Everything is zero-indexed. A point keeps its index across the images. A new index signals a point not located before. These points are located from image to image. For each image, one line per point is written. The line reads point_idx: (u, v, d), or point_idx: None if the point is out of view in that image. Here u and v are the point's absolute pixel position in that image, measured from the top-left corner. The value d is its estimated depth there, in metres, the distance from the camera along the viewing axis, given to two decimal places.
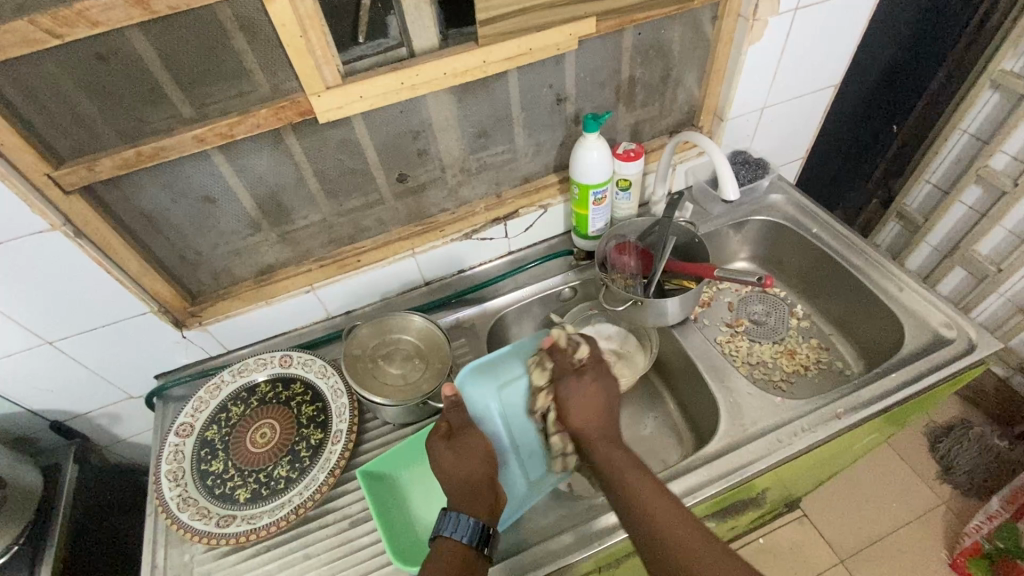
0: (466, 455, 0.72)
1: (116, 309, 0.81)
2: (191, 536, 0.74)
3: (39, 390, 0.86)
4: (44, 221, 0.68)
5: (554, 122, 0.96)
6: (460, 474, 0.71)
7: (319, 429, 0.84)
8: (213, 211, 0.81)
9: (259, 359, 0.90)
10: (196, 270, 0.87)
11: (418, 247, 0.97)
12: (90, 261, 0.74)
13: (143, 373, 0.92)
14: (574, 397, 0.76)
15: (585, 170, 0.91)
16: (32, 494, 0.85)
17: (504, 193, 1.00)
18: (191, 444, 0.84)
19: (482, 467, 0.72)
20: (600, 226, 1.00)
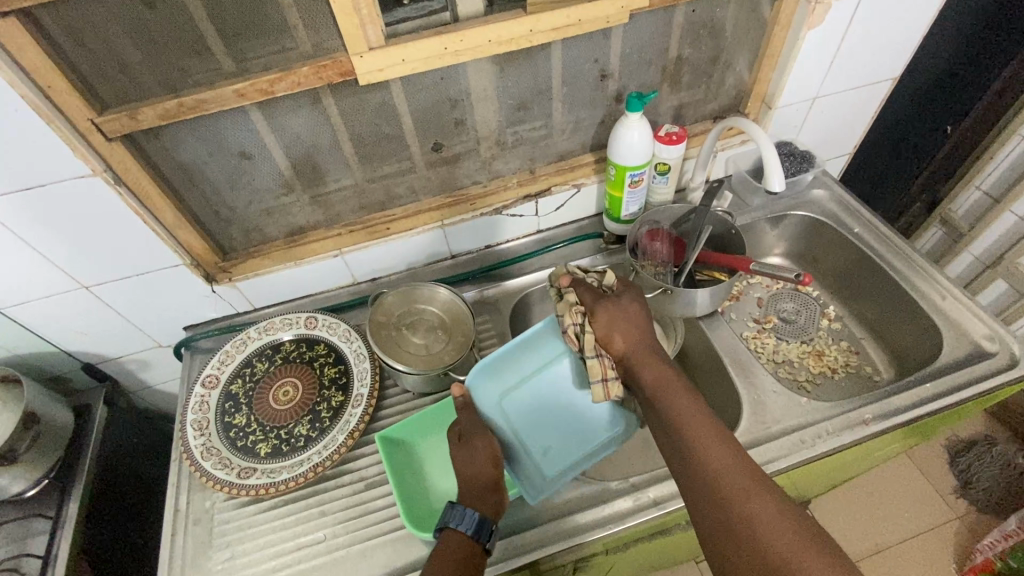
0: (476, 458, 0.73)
1: (151, 259, 0.82)
2: (213, 484, 0.76)
3: (74, 332, 0.88)
4: (86, 166, 0.68)
5: (595, 98, 0.93)
6: (465, 471, 0.72)
7: (340, 391, 0.86)
8: (248, 169, 0.81)
9: (284, 319, 0.92)
10: (228, 226, 0.87)
11: (447, 219, 0.96)
12: (128, 209, 0.74)
13: (173, 323, 0.94)
14: (621, 318, 0.77)
15: (624, 152, 0.88)
16: (64, 431, 0.88)
17: (537, 169, 0.98)
18: (216, 395, 0.86)
19: (486, 469, 0.72)
20: (634, 210, 0.97)
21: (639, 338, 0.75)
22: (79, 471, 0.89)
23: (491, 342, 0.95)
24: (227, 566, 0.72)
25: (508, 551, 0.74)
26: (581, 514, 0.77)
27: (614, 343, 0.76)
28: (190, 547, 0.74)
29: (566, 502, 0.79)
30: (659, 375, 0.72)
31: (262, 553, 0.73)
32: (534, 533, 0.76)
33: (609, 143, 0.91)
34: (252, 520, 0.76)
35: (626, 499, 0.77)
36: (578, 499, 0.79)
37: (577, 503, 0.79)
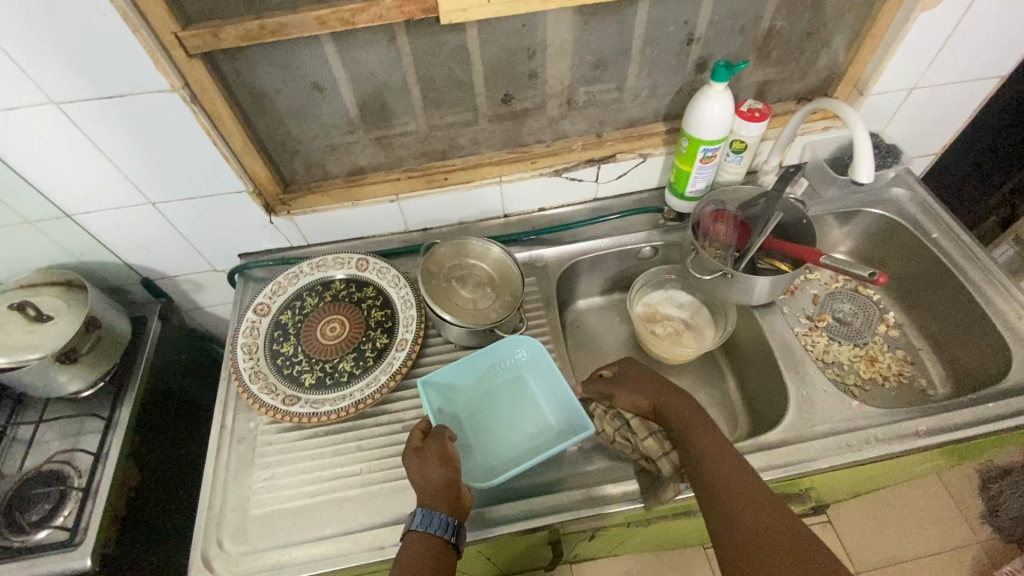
0: (428, 466, 0.69)
1: (216, 182, 0.83)
2: (258, 406, 0.79)
3: (137, 246, 0.91)
4: (165, 81, 0.68)
5: (678, 64, 0.88)
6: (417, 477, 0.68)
7: (385, 334, 0.87)
8: (317, 102, 0.80)
9: (336, 257, 0.93)
10: (292, 158, 0.88)
11: (506, 176, 0.94)
12: (200, 129, 0.75)
13: (230, 249, 0.96)
14: (635, 378, 0.79)
15: (701, 124, 0.84)
16: (121, 339, 0.91)
17: (604, 134, 0.95)
18: (267, 323, 0.88)
19: (439, 472, 0.68)
20: (701, 187, 0.94)
21: (652, 392, 0.76)
22: (131, 380, 0.93)
23: (536, 306, 0.94)
24: (266, 483, 0.75)
25: (531, 510, 0.75)
26: (611, 484, 0.77)
27: (638, 403, 0.77)
28: (233, 462, 0.77)
29: (597, 471, 0.79)
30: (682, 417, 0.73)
31: (299, 476, 0.76)
32: (560, 497, 0.76)
33: (686, 112, 0.87)
34: (292, 445, 0.79)
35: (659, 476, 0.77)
36: (609, 470, 0.78)
37: (608, 474, 0.79)
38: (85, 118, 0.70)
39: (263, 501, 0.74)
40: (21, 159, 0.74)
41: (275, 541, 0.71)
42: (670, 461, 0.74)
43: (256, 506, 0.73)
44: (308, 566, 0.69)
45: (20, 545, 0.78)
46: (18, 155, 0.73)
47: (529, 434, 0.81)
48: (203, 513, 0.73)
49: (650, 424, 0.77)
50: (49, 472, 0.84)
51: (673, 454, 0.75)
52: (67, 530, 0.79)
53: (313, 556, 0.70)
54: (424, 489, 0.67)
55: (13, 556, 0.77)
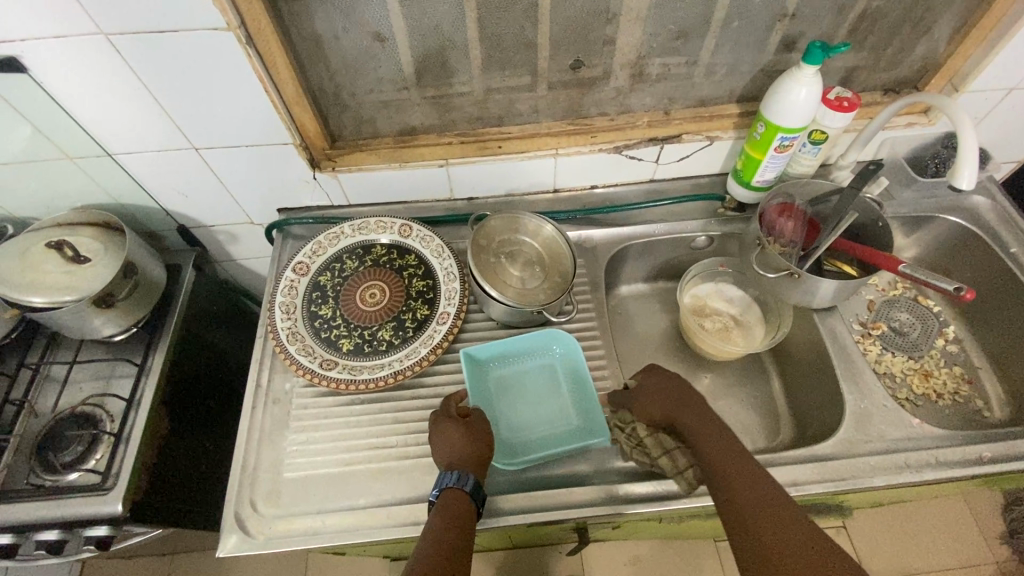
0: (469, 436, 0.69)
1: (263, 133, 0.79)
2: (295, 368, 0.77)
3: (176, 193, 0.88)
4: (221, 18, 0.63)
5: (765, 41, 0.80)
6: (459, 444, 0.68)
7: (426, 305, 0.85)
8: (375, 55, 0.74)
9: (379, 221, 0.89)
10: (342, 113, 0.83)
11: (562, 148, 0.88)
12: (253, 74, 0.70)
13: (270, 203, 0.92)
14: (651, 385, 0.74)
15: (783, 108, 0.78)
16: (156, 287, 0.89)
17: (672, 112, 0.88)
18: (305, 284, 0.85)
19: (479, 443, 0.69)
20: (769, 177, 0.88)
21: (661, 405, 0.72)
22: (165, 328, 0.91)
23: (582, 288, 0.90)
24: (299, 447, 0.74)
25: (568, 504, 0.70)
26: (641, 483, 0.71)
27: (657, 413, 0.72)
28: (267, 422, 0.76)
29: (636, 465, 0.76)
30: (693, 422, 0.69)
31: (332, 443, 0.74)
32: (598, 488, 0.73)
33: (768, 94, 0.81)
34: (326, 411, 0.77)
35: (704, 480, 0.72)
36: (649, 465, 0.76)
37: (646, 471, 0.73)
38: (133, 53, 0.66)
39: (296, 466, 0.73)
40: (65, 91, 0.70)
41: (307, 506, 0.70)
42: (685, 478, 0.69)
43: (290, 469, 0.72)
44: (338, 535, 0.68)
45: (52, 485, 0.78)
46: (63, 88, 0.70)
47: (556, 427, 0.77)
48: (236, 472, 0.71)
49: (664, 441, 0.71)
50: (81, 414, 0.84)
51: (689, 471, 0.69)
52: (98, 474, 0.80)
53: (343, 525, 0.69)
54: (464, 454, 0.67)
55: (46, 495, 0.77)
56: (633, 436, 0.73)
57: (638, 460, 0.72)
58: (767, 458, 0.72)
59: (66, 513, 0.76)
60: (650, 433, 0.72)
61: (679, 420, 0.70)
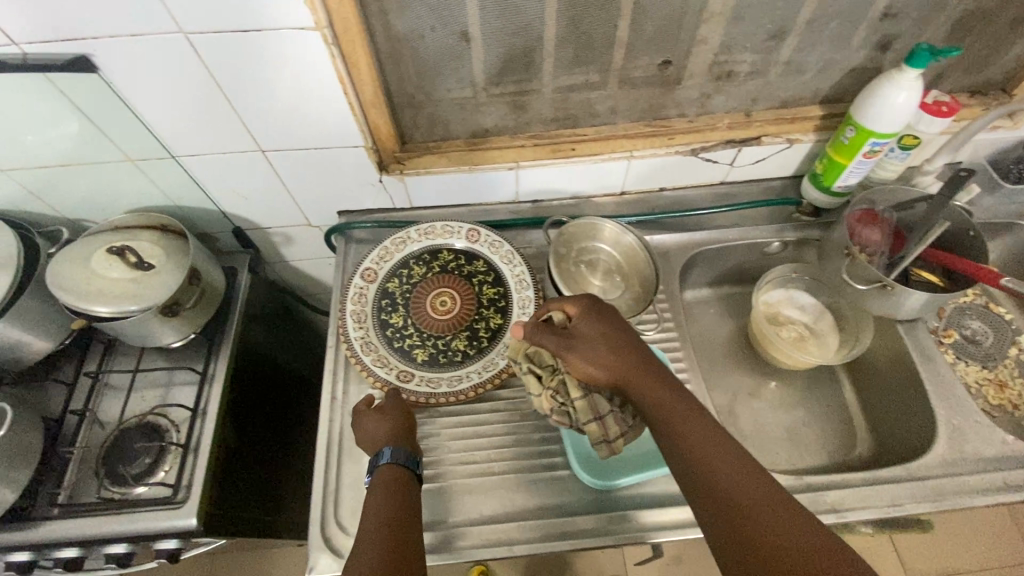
0: (387, 418, 0.69)
1: (335, 135, 0.76)
2: (373, 381, 0.75)
3: (237, 195, 0.85)
4: (311, 18, 0.59)
5: (860, 40, 0.77)
6: (379, 430, 0.67)
7: (499, 314, 0.82)
8: (460, 54, 0.70)
9: (447, 226, 0.86)
10: (416, 114, 0.79)
11: (637, 151, 0.85)
12: (334, 75, 0.66)
13: (332, 205, 0.89)
14: (595, 339, 0.63)
15: (879, 114, 0.75)
16: (217, 293, 0.86)
17: (754, 113, 0.85)
18: (374, 291, 0.83)
19: (395, 417, 0.69)
20: (851, 182, 0.85)
21: (608, 358, 0.62)
22: (224, 335, 0.89)
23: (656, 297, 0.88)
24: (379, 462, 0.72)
25: (659, 525, 0.69)
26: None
27: (594, 375, 0.62)
28: (345, 436, 0.74)
29: None
30: (644, 381, 0.60)
31: None
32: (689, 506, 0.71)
33: (861, 96, 0.77)
34: None
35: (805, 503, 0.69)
36: None
37: None
38: (212, 53, 0.62)
39: None
40: (135, 93, 0.67)
41: None
42: (613, 446, 0.65)
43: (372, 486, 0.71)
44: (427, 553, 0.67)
45: (121, 498, 0.77)
46: (133, 89, 0.66)
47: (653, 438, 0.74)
48: (319, 489, 0.70)
49: (597, 404, 0.64)
50: (146, 424, 0.82)
51: (617, 439, 0.65)
52: (168, 487, 0.78)
53: (432, 544, 0.68)
54: (387, 431, 0.67)
55: (117, 509, 0.76)
56: (558, 391, 0.67)
57: (562, 419, 0.67)
58: (864, 476, 0.70)
59: (138, 527, 0.75)
60: (580, 392, 0.65)
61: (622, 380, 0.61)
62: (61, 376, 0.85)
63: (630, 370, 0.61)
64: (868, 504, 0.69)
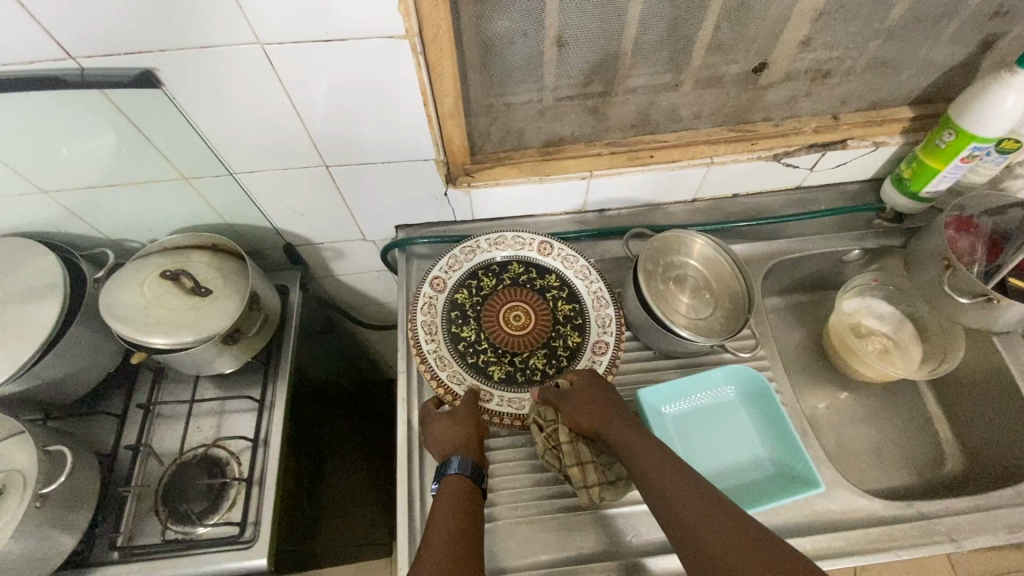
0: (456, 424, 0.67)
1: (405, 148, 0.70)
2: (450, 399, 0.71)
3: (292, 211, 0.80)
4: (403, 25, 0.54)
5: (962, 39, 0.73)
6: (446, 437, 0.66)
7: (577, 331, 0.78)
8: (550, 59, 0.66)
9: (517, 237, 0.81)
10: (492, 122, 0.75)
11: (718, 156, 0.80)
12: (417, 84, 0.61)
13: (391, 220, 0.84)
14: (581, 390, 0.68)
15: (986, 119, 0.70)
16: (273, 317, 0.81)
17: (841, 115, 0.80)
18: (444, 301, 0.78)
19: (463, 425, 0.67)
20: (941, 188, 0.81)
21: (595, 408, 0.66)
22: (280, 359, 0.84)
23: None
24: None
25: None
26: (839, 536, 0.65)
27: (579, 421, 0.65)
28: (426, 470, 0.70)
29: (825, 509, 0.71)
30: (619, 432, 0.63)
31: (504, 490, 0.69)
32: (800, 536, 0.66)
33: (963, 98, 0.72)
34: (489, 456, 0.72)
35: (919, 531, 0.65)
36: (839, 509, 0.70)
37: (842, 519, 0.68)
38: (288, 65, 0.57)
39: None
40: (198, 107, 0.61)
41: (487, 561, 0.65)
42: (589, 493, 0.65)
43: None
44: None
45: (184, 538, 0.71)
46: (197, 103, 0.60)
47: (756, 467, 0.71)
48: (404, 529, 0.66)
49: (581, 450, 0.67)
50: (206, 457, 0.78)
51: (595, 487, 0.65)
52: (234, 525, 0.73)
53: None
54: (455, 439, 0.65)
55: (180, 551, 0.70)
56: (551, 437, 0.68)
57: (551, 463, 0.68)
58: (977, 500, 0.67)
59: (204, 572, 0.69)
60: (570, 437, 0.67)
61: (600, 427, 0.64)
62: (111, 408, 0.80)
63: (604, 416, 0.65)
64: (985, 531, 0.65)
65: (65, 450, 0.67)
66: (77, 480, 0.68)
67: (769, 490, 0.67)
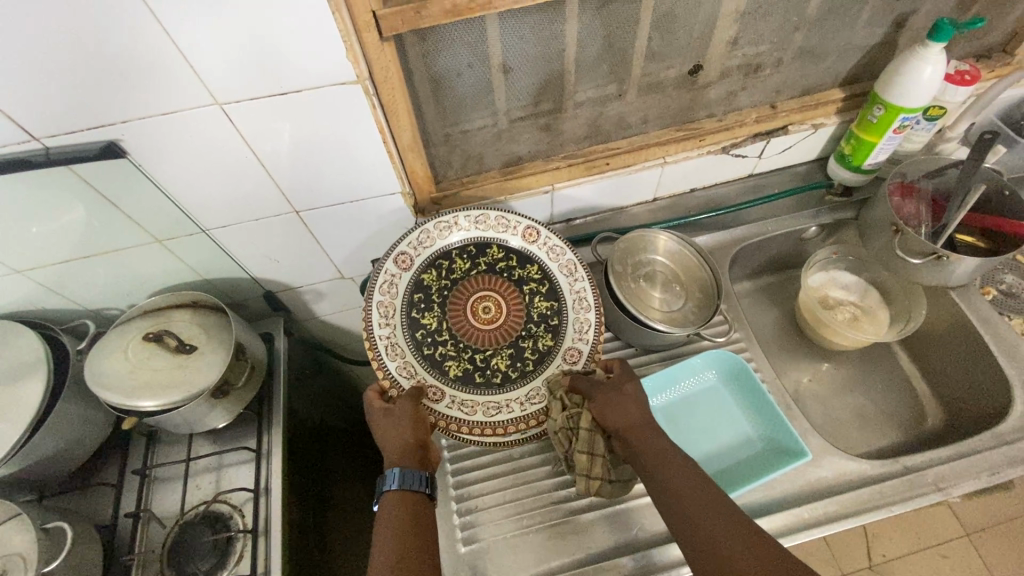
0: (394, 425, 0.65)
1: (370, 185, 0.73)
2: (389, 388, 0.68)
3: (268, 259, 0.81)
4: (353, 70, 0.57)
5: (876, 20, 0.79)
6: (388, 443, 0.64)
7: (550, 334, 0.74)
8: (498, 84, 0.70)
9: (502, 217, 0.77)
10: (451, 150, 0.78)
11: (670, 156, 0.84)
12: (374, 124, 0.64)
13: (365, 255, 0.86)
14: (614, 389, 0.66)
15: (912, 89, 0.75)
16: (260, 364, 0.81)
17: (779, 103, 0.85)
18: (407, 281, 0.75)
19: (405, 430, 0.64)
20: (880, 159, 0.86)
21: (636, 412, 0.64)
22: (272, 406, 0.85)
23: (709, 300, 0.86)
24: (477, 506, 0.70)
25: None
26: (832, 500, 0.66)
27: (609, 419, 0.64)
28: None
29: None
30: (656, 442, 0.61)
31: (511, 502, 0.70)
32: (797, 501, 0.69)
33: (886, 75, 0.77)
34: (494, 470, 0.73)
35: (908, 483, 0.67)
36: None
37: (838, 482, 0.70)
38: (249, 121, 0.59)
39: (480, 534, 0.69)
40: (165, 172, 0.63)
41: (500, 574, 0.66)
42: (589, 481, 0.66)
43: (472, 539, 0.68)
44: None
45: None
46: (163, 165, 0.62)
47: (745, 445, 0.73)
48: None
49: (596, 441, 0.66)
50: (207, 514, 0.76)
51: (595, 478, 0.66)
52: None
53: None
54: (395, 446, 0.63)
55: None
56: (572, 420, 0.66)
57: (558, 441, 0.67)
58: (957, 446, 0.70)
59: None
60: (589, 425, 0.66)
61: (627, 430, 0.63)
62: (106, 479, 0.79)
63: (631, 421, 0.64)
64: (969, 477, 0.67)
65: (65, 525, 0.67)
66: (80, 554, 0.67)
67: (762, 467, 0.70)
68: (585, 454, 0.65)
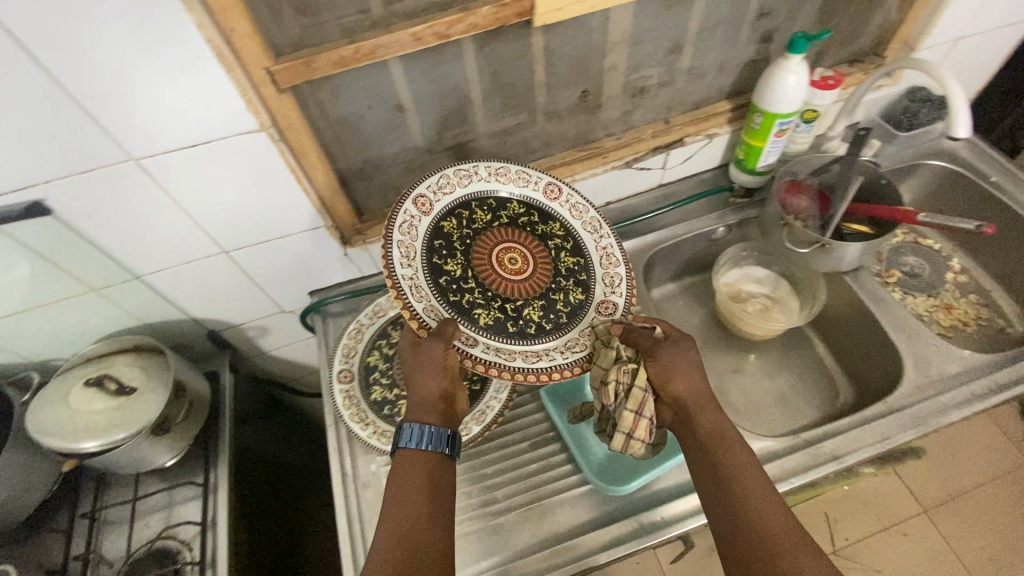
0: (422, 368, 0.65)
1: (291, 222, 0.78)
2: (421, 327, 0.61)
3: (206, 299, 0.86)
4: (255, 120, 0.64)
5: (746, 39, 0.87)
6: (416, 388, 0.65)
7: (580, 288, 0.75)
8: (402, 122, 0.77)
9: (523, 172, 0.78)
10: (370, 184, 0.84)
11: (578, 173, 0.91)
12: (285, 165, 0.70)
13: (302, 287, 0.91)
14: (682, 360, 0.67)
15: (780, 97, 0.83)
16: (202, 401, 0.85)
17: (672, 118, 0.93)
18: (427, 224, 0.70)
19: (434, 381, 0.65)
20: (771, 160, 0.94)
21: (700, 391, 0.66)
22: (218, 440, 0.88)
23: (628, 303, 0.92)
24: None
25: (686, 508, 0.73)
26: None
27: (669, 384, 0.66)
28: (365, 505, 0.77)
29: None
30: (720, 427, 0.64)
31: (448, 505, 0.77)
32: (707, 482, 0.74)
33: (759, 87, 0.85)
34: None
35: (809, 456, 0.72)
36: None
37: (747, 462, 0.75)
38: (166, 171, 0.65)
39: None
40: (93, 225, 0.68)
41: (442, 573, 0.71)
42: (630, 443, 0.65)
43: None
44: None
45: None
46: (88, 217, 0.67)
47: None
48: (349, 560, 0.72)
49: (646, 401, 0.65)
50: (156, 551, 0.79)
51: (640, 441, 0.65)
52: None
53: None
54: (420, 395, 0.65)
55: None
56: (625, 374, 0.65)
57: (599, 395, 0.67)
58: (853, 417, 0.75)
59: None
60: (641, 385, 0.65)
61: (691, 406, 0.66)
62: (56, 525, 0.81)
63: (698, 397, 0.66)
64: (863, 445, 0.73)
65: None
66: None
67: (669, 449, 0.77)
68: (631, 410, 0.65)
